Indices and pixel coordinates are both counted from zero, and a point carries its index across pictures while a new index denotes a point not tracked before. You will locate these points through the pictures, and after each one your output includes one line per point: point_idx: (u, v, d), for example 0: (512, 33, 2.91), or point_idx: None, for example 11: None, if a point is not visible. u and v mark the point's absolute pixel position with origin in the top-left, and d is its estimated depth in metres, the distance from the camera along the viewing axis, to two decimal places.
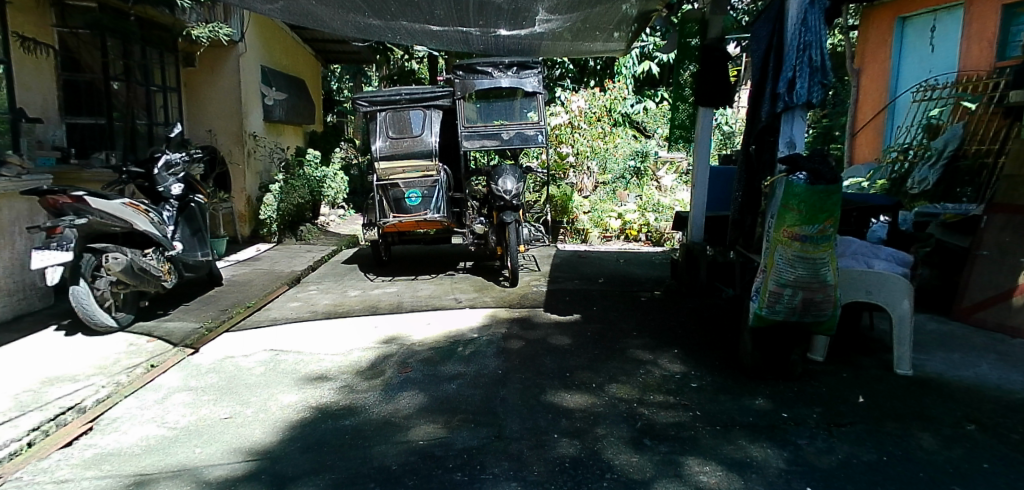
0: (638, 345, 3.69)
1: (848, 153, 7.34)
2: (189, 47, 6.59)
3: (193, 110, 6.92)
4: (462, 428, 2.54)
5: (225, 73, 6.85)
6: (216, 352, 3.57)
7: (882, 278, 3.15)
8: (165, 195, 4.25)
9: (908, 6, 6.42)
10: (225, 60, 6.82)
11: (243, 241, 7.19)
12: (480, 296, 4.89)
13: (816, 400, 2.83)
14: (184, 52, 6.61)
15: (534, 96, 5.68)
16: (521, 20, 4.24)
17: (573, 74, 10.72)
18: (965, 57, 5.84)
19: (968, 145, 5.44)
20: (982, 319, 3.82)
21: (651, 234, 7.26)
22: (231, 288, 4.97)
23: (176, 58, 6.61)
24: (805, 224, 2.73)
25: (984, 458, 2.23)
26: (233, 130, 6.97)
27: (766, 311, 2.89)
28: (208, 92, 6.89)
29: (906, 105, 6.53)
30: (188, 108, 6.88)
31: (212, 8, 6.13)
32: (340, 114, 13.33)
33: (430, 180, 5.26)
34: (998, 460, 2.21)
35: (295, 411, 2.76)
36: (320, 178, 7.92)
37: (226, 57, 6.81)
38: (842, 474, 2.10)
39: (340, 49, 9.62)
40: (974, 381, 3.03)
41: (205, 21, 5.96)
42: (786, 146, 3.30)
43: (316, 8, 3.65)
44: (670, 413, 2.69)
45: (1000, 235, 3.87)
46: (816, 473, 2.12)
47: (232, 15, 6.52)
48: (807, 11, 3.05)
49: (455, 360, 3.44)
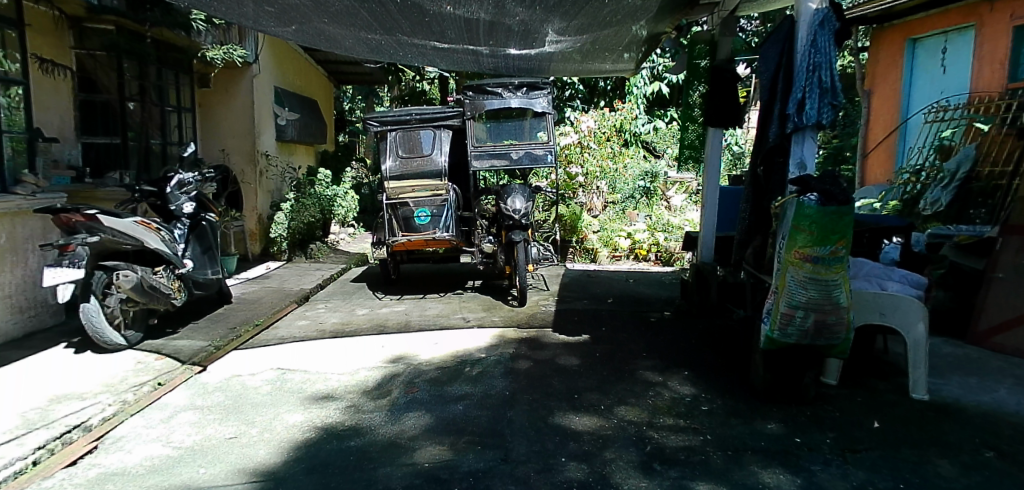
0: (648, 366, 3.65)
1: (859, 175, 7.28)
2: (204, 67, 6.70)
3: (207, 129, 7.01)
4: (468, 450, 2.50)
5: (239, 92, 6.95)
6: (224, 371, 3.56)
7: (896, 300, 3.10)
8: (177, 213, 4.25)
9: (920, 28, 6.42)
10: (239, 80, 6.93)
11: (253, 259, 7.24)
12: (488, 315, 4.87)
13: (830, 425, 2.78)
14: (199, 73, 6.75)
15: (542, 116, 5.69)
16: (531, 40, 4.26)
17: (583, 94, 10.68)
18: (978, 78, 5.82)
19: (981, 167, 5.34)
20: (999, 344, 3.76)
21: (660, 254, 7.21)
22: (240, 306, 4.98)
23: (191, 79, 6.70)
24: (816, 245, 2.72)
25: (1003, 486, 2.16)
26: (245, 149, 7.04)
27: (778, 334, 2.86)
28: (222, 110, 6.99)
29: (918, 126, 6.48)
30: (202, 127, 6.98)
31: (227, 31, 6.30)
32: (352, 134, 13.65)
33: (440, 199, 5.23)
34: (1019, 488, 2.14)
35: (300, 431, 2.74)
36: (331, 197, 7.93)
37: (239, 77, 6.92)
38: None
39: (351, 70, 9.73)
40: (991, 406, 2.97)
41: (221, 43, 6.10)
42: (797, 167, 3.28)
43: (330, 29, 3.66)
44: (680, 437, 2.64)
45: (1016, 258, 3.82)
46: None
47: (247, 37, 6.67)
48: (816, 33, 3.07)
49: (463, 381, 3.42)
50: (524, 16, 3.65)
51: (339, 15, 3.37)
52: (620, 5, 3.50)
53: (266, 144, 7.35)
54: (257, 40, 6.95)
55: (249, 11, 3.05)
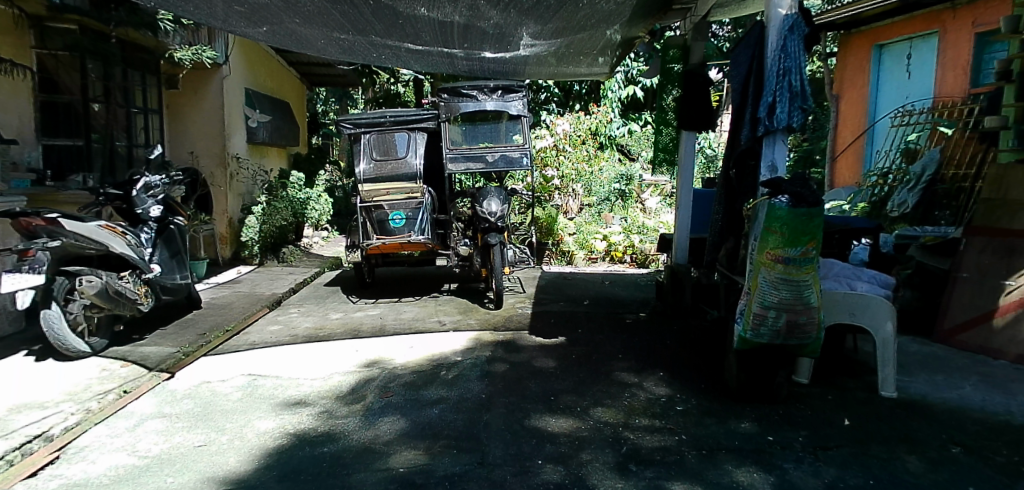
0: (624, 367, 3.67)
1: (829, 178, 7.44)
2: (172, 68, 6.61)
3: (176, 131, 6.88)
4: (444, 454, 2.49)
5: (209, 94, 6.85)
6: (193, 377, 3.49)
7: (866, 300, 3.17)
8: (143, 216, 4.15)
9: (885, 34, 6.59)
10: (209, 82, 6.83)
11: (224, 263, 7.13)
12: (464, 318, 4.85)
13: (801, 423, 2.82)
14: (166, 73, 6.62)
15: (518, 119, 5.70)
16: (506, 44, 4.27)
17: (559, 97, 10.76)
18: (941, 83, 6.00)
19: (945, 170, 5.48)
20: (964, 342, 3.86)
21: (636, 256, 7.26)
22: (210, 311, 4.89)
23: (159, 79, 6.58)
24: (787, 246, 2.77)
25: (969, 481, 2.21)
26: (215, 152, 6.94)
27: (750, 334, 2.90)
28: (193, 112, 6.88)
29: (885, 130, 6.66)
30: (170, 129, 6.84)
31: (196, 32, 6.21)
32: (326, 136, 13.54)
33: (415, 201, 5.17)
34: (984, 483, 2.19)
35: (272, 438, 2.70)
36: (304, 200, 7.85)
37: (209, 79, 6.81)
38: None
39: (323, 71, 9.54)
40: (957, 402, 3.04)
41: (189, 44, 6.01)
42: (768, 169, 3.35)
43: (302, 29, 3.61)
44: (655, 437, 2.66)
45: (980, 257, 3.96)
46: None
47: (217, 37, 6.57)
48: (786, 38, 3.14)
49: (438, 385, 3.39)
50: (498, 19, 3.65)
51: (311, 16, 3.33)
52: (593, 9, 3.53)
53: (237, 146, 7.24)
54: (226, 42, 6.83)
55: (218, 11, 3.00)
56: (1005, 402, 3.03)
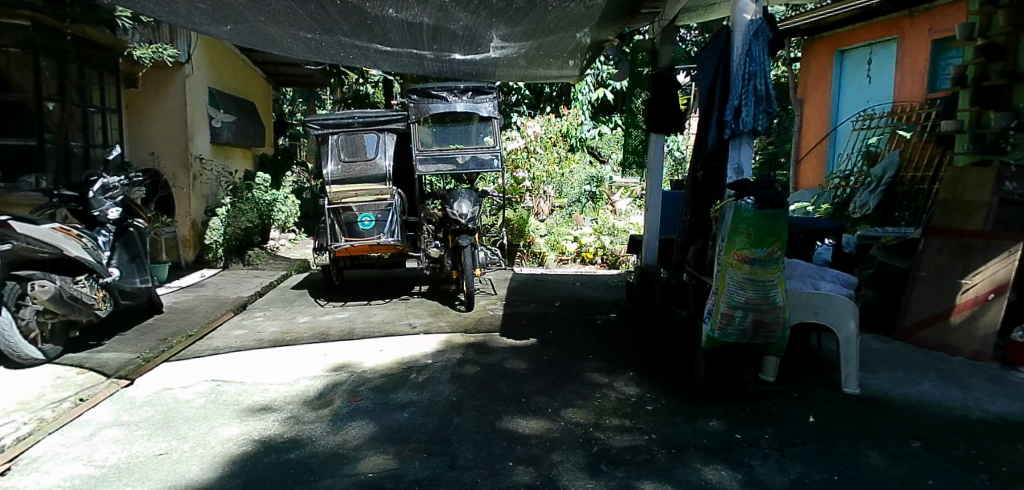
0: (594, 368, 3.69)
1: (793, 180, 7.63)
2: (130, 66, 6.46)
3: (135, 132, 6.73)
4: (414, 458, 2.47)
5: (171, 94, 6.69)
6: (153, 384, 3.39)
7: (829, 299, 3.25)
8: (100, 219, 4.02)
9: (847, 40, 6.77)
10: (170, 81, 6.66)
11: (187, 267, 6.96)
12: (434, 320, 4.82)
13: (768, 420, 2.87)
14: (125, 71, 6.48)
15: (488, 121, 5.70)
16: (476, 45, 4.26)
17: (529, 100, 10.81)
18: (900, 88, 6.19)
19: (904, 172, 5.65)
20: (924, 339, 3.98)
21: (607, 257, 7.32)
22: (171, 316, 4.77)
23: (117, 78, 6.45)
24: (753, 247, 2.82)
25: (929, 475, 2.28)
26: (177, 152, 6.79)
27: (718, 334, 2.94)
28: (154, 112, 6.72)
29: (847, 133, 6.86)
30: (130, 129, 6.70)
31: (157, 29, 6.11)
32: (293, 137, 13.36)
33: (384, 203, 5.13)
34: (943, 476, 2.26)
35: (236, 445, 2.64)
36: (270, 202, 7.58)
37: (170, 78, 6.66)
38: None
39: (290, 71, 9.42)
40: (917, 398, 3.14)
41: (149, 42, 5.89)
42: (734, 172, 3.40)
43: (267, 28, 3.55)
44: (625, 437, 2.68)
45: (937, 257, 4.07)
46: None
47: (178, 36, 6.43)
48: (751, 43, 3.19)
49: (409, 388, 3.37)
50: (467, 21, 3.65)
51: (276, 14, 3.27)
52: (563, 12, 3.55)
53: (201, 147, 7.09)
54: (189, 40, 6.68)
55: (180, 8, 2.92)
56: (963, 397, 3.13)
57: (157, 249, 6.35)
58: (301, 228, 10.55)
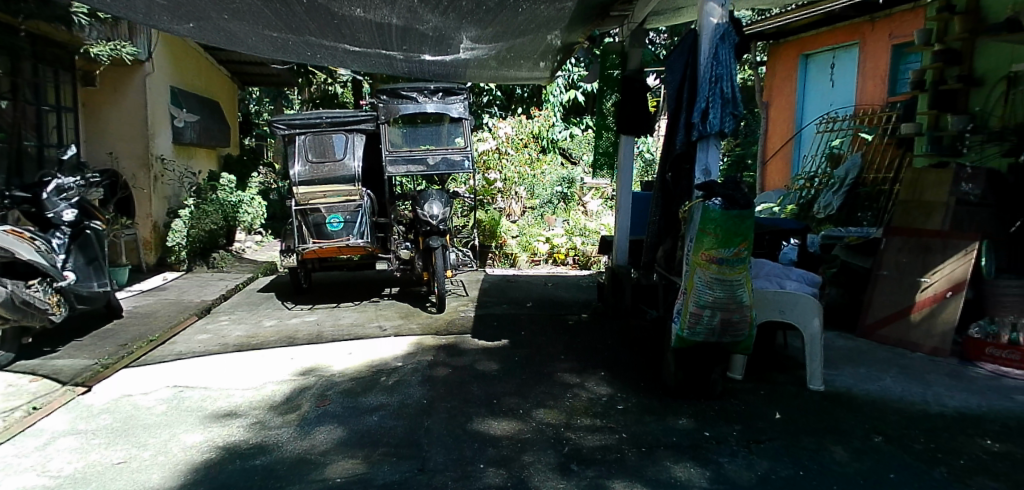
0: (566, 368, 3.70)
1: (760, 181, 7.79)
2: (87, 65, 6.24)
3: (90, 132, 6.54)
4: (383, 462, 2.44)
5: (129, 92, 6.52)
6: (111, 391, 3.30)
7: (795, 298, 3.31)
8: (55, 221, 3.89)
9: (811, 44, 6.93)
10: (129, 80, 6.49)
11: (148, 270, 6.78)
12: (405, 323, 4.78)
13: (736, 418, 2.92)
14: (81, 69, 6.26)
15: (459, 122, 5.68)
16: (445, 47, 4.25)
17: (500, 101, 10.81)
18: (861, 92, 6.36)
19: (866, 174, 5.81)
20: (885, 336, 4.10)
21: (578, 258, 7.36)
22: (132, 320, 4.65)
23: (73, 76, 6.25)
24: (721, 247, 2.87)
25: (890, 468, 2.34)
26: (137, 153, 6.61)
27: (687, 333, 2.97)
28: (111, 112, 6.54)
29: (811, 135, 7.03)
30: (86, 129, 6.51)
31: (115, 26, 5.92)
32: (261, 137, 13.13)
33: (353, 205, 5.07)
34: (904, 469, 2.32)
35: (199, 452, 2.58)
36: (235, 203, 7.58)
37: (129, 77, 6.49)
38: None
39: (256, 71, 9.30)
40: (879, 394, 3.22)
41: (106, 39, 5.70)
42: (702, 173, 3.45)
43: (231, 26, 3.47)
44: (596, 437, 2.70)
45: (898, 256, 4.19)
46: None
47: (138, 33, 6.26)
48: (717, 48, 3.21)
49: (378, 391, 3.33)
50: (436, 22, 3.64)
51: (240, 12, 3.20)
52: (534, 14, 3.56)
53: (162, 147, 6.93)
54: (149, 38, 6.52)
55: (139, 4, 2.83)
56: (922, 392, 3.23)
57: (117, 252, 6.18)
58: (269, 230, 10.36)
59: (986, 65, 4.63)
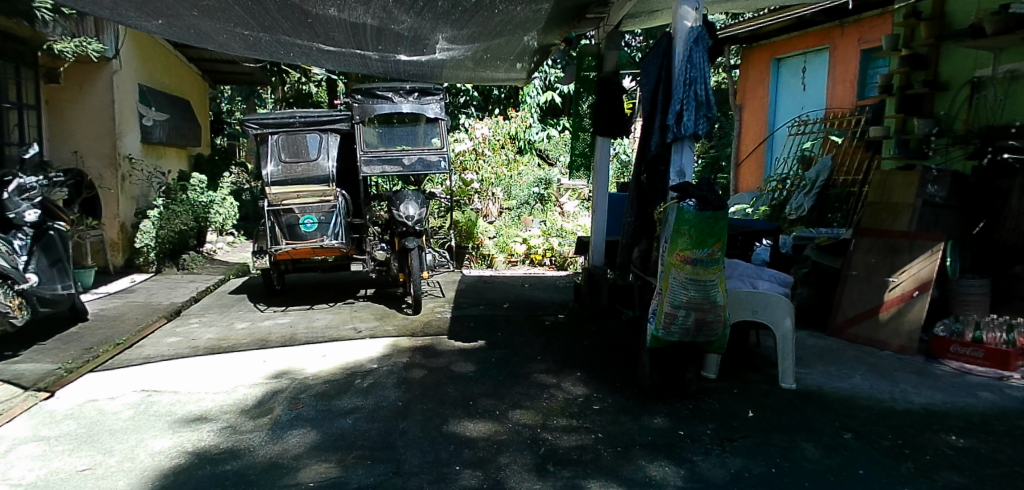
0: (542, 369, 3.71)
1: (733, 183, 7.91)
2: (51, 61, 5.96)
3: (54, 131, 6.40)
4: (357, 466, 2.42)
5: (95, 90, 6.38)
6: (76, 396, 3.21)
7: (767, 298, 3.37)
8: (16, 221, 3.75)
9: (783, 48, 7.07)
10: (96, 77, 6.35)
11: (115, 272, 6.63)
12: (380, 324, 4.75)
13: (709, 416, 2.96)
14: (46, 66, 6.00)
15: (436, 122, 5.66)
16: (421, 47, 4.23)
17: (477, 101, 10.81)
18: (832, 95, 6.50)
19: (836, 176, 5.94)
20: (854, 334, 4.19)
21: (555, 259, 7.39)
22: (98, 323, 4.54)
23: (36, 73, 6.08)
24: (695, 248, 2.90)
25: (859, 464, 2.40)
26: (104, 152, 6.47)
27: (662, 333, 3.00)
28: (75, 110, 6.39)
29: (783, 138, 7.16)
30: (49, 127, 6.37)
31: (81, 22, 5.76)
32: (234, 136, 12.91)
33: (328, 205, 5.03)
34: (872, 465, 2.38)
35: (167, 458, 2.52)
36: (206, 204, 7.44)
37: (95, 74, 6.34)
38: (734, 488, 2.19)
39: (228, 69, 9.14)
40: (849, 391, 3.29)
41: (71, 34, 5.56)
42: (677, 175, 3.49)
43: (202, 23, 3.42)
44: (573, 437, 2.71)
45: (867, 256, 4.29)
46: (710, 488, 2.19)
47: (104, 30, 6.12)
48: (692, 50, 3.26)
49: (353, 393, 3.31)
50: (411, 23, 3.62)
51: (211, 9, 3.15)
52: (509, 15, 3.57)
53: (130, 147, 6.77)
54: (116, 34, 6.38)
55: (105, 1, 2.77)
56: (890, 389, 3.32)
57: (82, 253, 6.03)
58: (242, 231, 10.19)
59: (951, 69, 4.77)
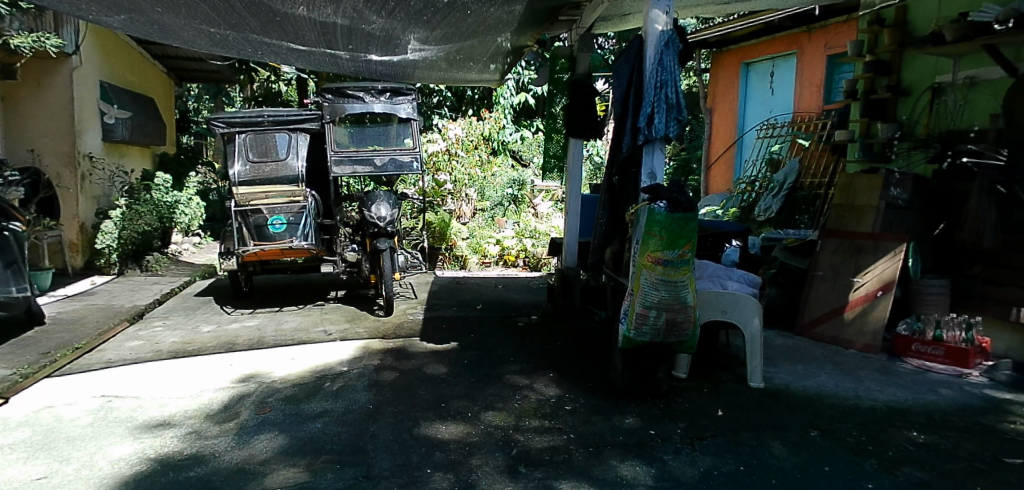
0: (514, 370, 3.72)
1: (703, 185, 8.04)
2: (7, 57, 5.80)
3: (10, 129, 6.22)
4: (326, 470, 2.39)
5: (53, 87, 6.19)
6: (31, 403, 3.11)
7: (735, 298, 3.44)
8: None
9: (752, 53, 7.20)
10: (54, 73, 6.16)
11: (75, 273, 6.45)
12: (352, 327, 4.70)
13: (680, 415, 3.00)
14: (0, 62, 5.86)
15: (408, 122, 5.63)
16: (393, 47, 4.20)
17: (451, 102, 10.81)
18: (799, 100, 6.65)
19: (804, 178, 6.08)
20: (821, 333, 4.29)
21: (528, 260, 7.41)
22: (55, 327, 4.40)
23: None
24: (666, 249, 2.94)
25: (824, 461, 2.45)
26: (63, 150, 6.28)
27: (634, 333, 3.02)
28: (31, 107, 6.20)
29: (752, 141, 7.30)
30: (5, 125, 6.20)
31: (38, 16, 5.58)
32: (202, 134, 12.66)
33: (298, 205, 4.96)
34: (836, 462, 2.44)
35: (128, 465, 2.46)
36: (170, 205, 7.32)
37: (53, 71, 6.15)
38: (702, 486, 2.22)
39: (194, 66, 8.92)
40: (815, 390, 3.37)
41: (28, 29, 5.39)
42: (648, 176, 3.53)
43: (166, 19, 3.33)
44: (544, 438, 2.72)
45: (833, 257, 4.40)
46: (679, 487, 2.22)
47: (63, 24, 5.93)
48: (663, 52, 3.32)
49: (323, 397, 3.27)
50: (381, 23, 3.60)
51: (175, 6, 3.06)
52: (481, 17, 3.57)
53: (90, 145, 6.58)
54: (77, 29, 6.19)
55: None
56: (855, 387, 3.40)
57: (40, 255, 5.85)
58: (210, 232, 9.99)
59: (912, 75, 4.88)
